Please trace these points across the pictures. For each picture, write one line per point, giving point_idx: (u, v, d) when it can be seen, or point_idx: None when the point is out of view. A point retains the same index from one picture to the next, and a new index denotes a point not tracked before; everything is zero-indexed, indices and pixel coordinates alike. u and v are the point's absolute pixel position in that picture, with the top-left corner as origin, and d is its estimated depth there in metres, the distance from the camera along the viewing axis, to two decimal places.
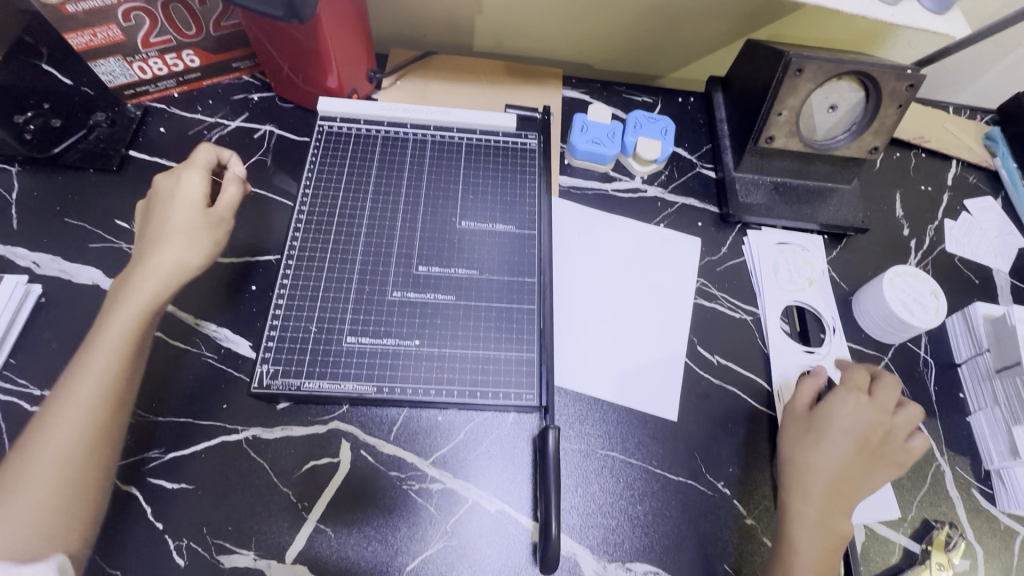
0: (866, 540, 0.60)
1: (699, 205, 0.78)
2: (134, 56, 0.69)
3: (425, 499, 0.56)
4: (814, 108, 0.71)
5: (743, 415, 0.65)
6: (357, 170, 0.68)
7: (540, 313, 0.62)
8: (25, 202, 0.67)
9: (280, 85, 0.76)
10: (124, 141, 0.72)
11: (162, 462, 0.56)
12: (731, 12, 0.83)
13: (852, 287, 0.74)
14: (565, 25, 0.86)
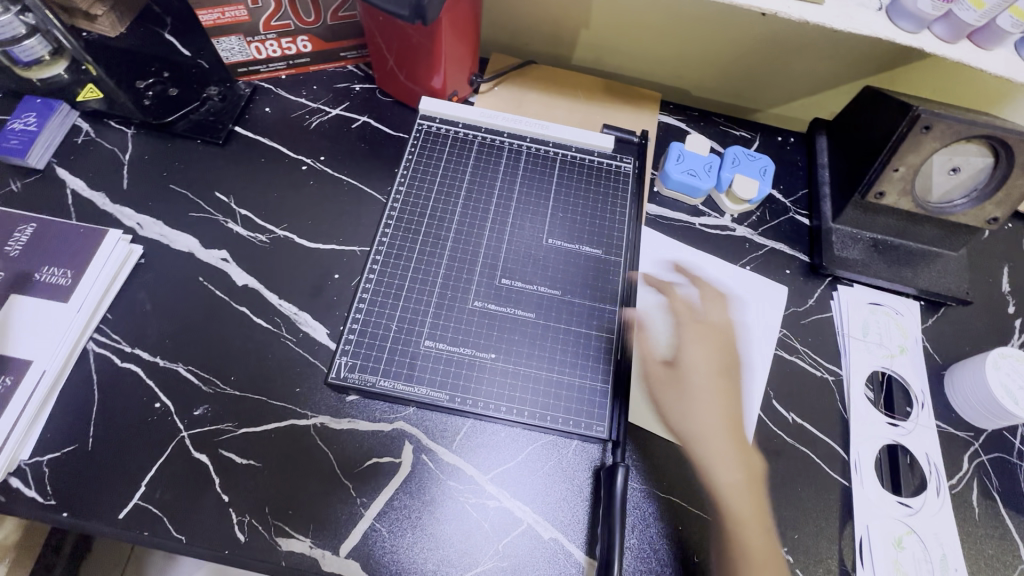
0: None
1: (788, 251, 0.75)
2: (253, 37, 0.71)
3: (481, 514, 0.56)
4: (933, 169, 0.66)
5: (814, 480, 0.62)
6: (451, 174, 0.69)
7: (618, 343, 0.61)
8: (136, 163, 0.70)
9: (383, 79, 0.77)
10: (232, 115, 0.74)
11: (233, 435, 0.57)
12: (849, 54, 0.79)
13: (945, 360, 0.70)
14: (670, 49, 0.84)
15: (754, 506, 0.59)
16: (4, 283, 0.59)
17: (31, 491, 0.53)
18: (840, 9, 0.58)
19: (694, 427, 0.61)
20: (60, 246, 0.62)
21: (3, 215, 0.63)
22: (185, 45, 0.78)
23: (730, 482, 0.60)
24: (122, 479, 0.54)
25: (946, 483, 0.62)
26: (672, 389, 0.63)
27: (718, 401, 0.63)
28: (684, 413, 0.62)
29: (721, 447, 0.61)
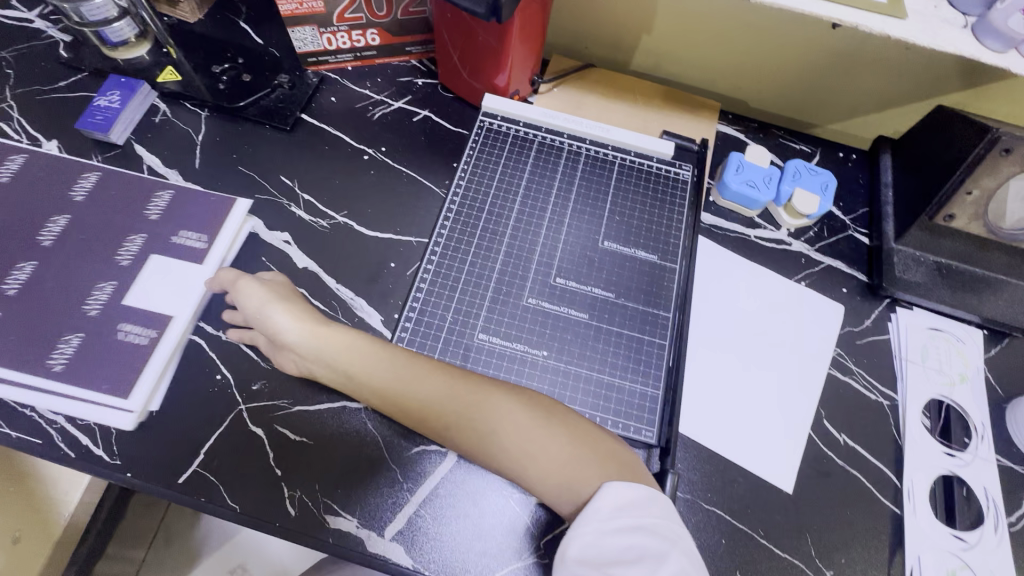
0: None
1: (846, 270, 0.74)
2: (326, 28, 0.73)
3: (524, 510, 0.56)
4: (1010, 195, 0.63)
5: (863, 504, 0.60)
6: (510, 171, 0.70)
7: (670, 349, 0.61)
8: (209, 145, 0.73)
9: (446, 75, 0.79)
10: (300, 103, 0.76)
11: (287, 412, 0.59)
12: (921, 71, 0.77)
13: (1008, 393, 0.67)
14: (734, 59, 0.83)
15: (530, 427, 0.51)
16: (147, 245, 0.64)
17: (99, 450, 0.55)
18: (925, 24, 0.56)
19: (403, 394, 0.54)
20: (194, 212, 0.66)
21: (142, 180, 0.68)
22: (259, 34, 0.80)
23: (495, 434, 0.51)
24: (185, 446, 0.56)
25: (1005, 520, 0.60)
26: (413, 364, 0.56)
27: (397, 363, 0.56)
28: (367, 364, 0.56)
29: (456, 402, 0.53)
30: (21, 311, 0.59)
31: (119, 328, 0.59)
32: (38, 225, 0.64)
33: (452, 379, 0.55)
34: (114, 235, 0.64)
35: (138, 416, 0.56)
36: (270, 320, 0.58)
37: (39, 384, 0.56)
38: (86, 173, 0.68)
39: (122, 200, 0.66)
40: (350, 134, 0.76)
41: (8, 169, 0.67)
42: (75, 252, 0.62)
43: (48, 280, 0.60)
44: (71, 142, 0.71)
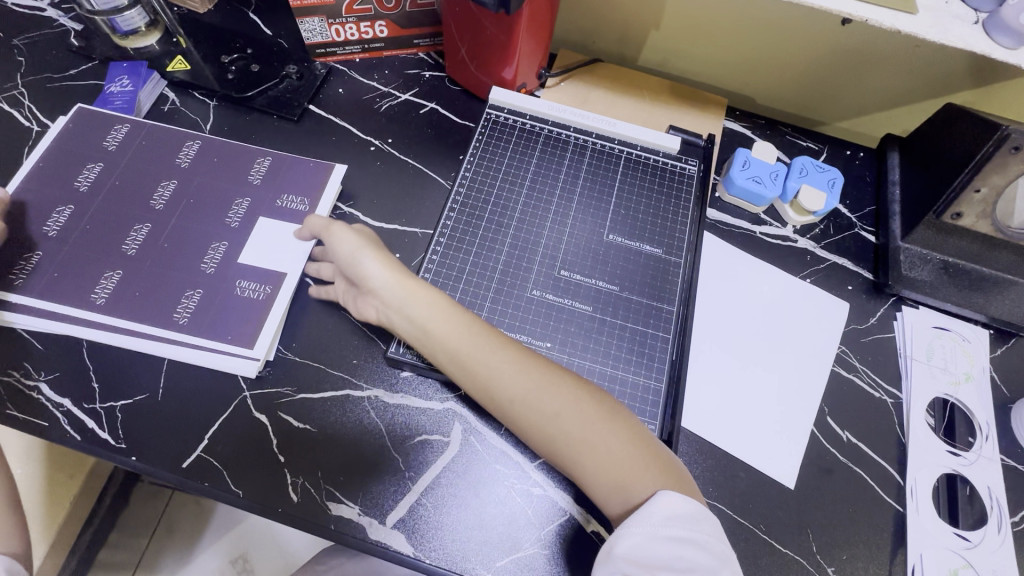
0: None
1: (852, 268, 0.73)
2: (335, 19, 0.74)
3: (525, 500, 0.56)
4: (1019, 192, 0.63)
5: (866, 501, 0.60)
6: (515, 164, 0.70)
7: (674, 343, 0.61)
8: (216, 134, 0.73)
9: (454, 67, 0.79)
10: (308, 94, 0.77)
11: (291, 400, 0.59)
12: (931, 69, 0.77)
13: (1014, 393, 0.67)
14: (742, 55, 0.83)
15: (592, 421, 0.51)
16: (253, 207, 0.66)
17: (105, 434, 0.56)
18: (935, 20, 0.56)
19: (472, 361, 0.53)
20: (295, 177, 0.69)
21: (245, 149, 0.71)
22: (268, 25, 0.81)
23: (561, 415, 0.51)
24: (189, 431, 0.56)
25: (1009, 520, 0.59)
26: (491, 333, 0.55)
27: (472, 330, 0.55)
28: (444, 324, 0.55)
29: (526, 377, 0.52)
30: (145, 270, 0.61)
31: (237, 284, 0.62)
32: (149, 189, 0.66)
33: (523, 358, 0.53)
34: (220, 198, 0.66)
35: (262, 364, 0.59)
36: (361, 267, 0.58)
37: (163, 335, 0.59)
38: (189, 141, 0.70)
39: (226, 167, 0.69)
40: (357, 125, 0.76)
41: (115, 137, 0.69)
42: (185, 214, 0.65)
43: (164, 240, 0.63)
44: None
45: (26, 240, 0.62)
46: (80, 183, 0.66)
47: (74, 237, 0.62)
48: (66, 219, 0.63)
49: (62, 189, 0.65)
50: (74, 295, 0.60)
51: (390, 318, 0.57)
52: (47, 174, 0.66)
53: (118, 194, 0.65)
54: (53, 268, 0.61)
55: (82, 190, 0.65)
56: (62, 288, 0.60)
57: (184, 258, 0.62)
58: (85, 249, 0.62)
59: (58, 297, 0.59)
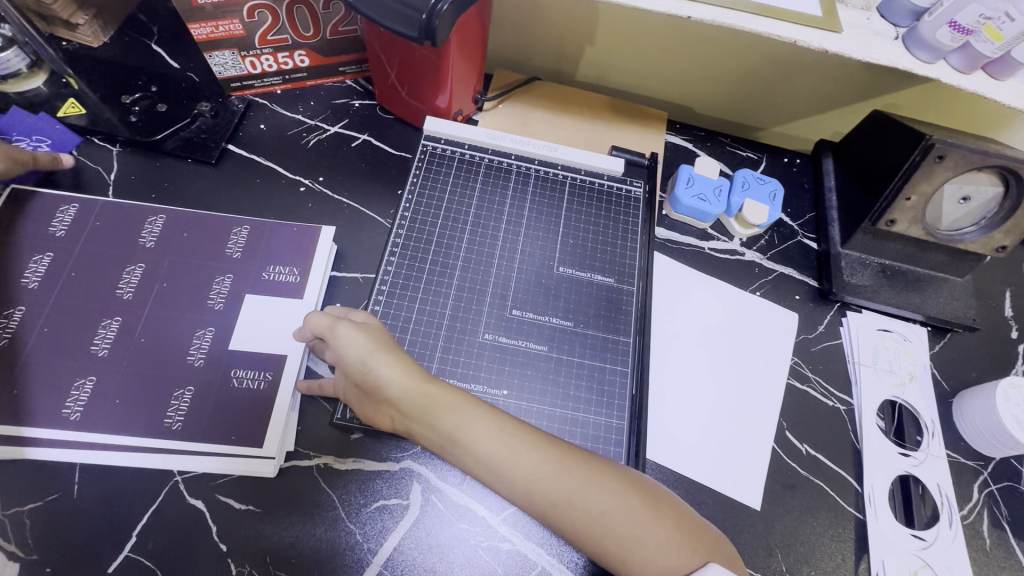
0: None
1: (797, 276, 0.75)
2: (248, 51, 0.68)
3: (494, 557, 0.54)
4: (944, 198, 0.66)
5: (828, 513, 0.61)
6: (457, 199, 0.67)
7: (634, 377, 0.60)
8: (122, 184, 0.66)
9: (384, 95, 0.74)
10: (225, 133, 0.70)
11: (230, 479, 0.54)
12: (856, 75, 0.79)
13: (953, 388, 0.69)
14: (679, 67, 0.82)
15: (630, 513, 0.46)
16: (238, 284, 0.60)
17: (11, 546, 0.49)
18: (859, 38, 0.57)
19: (509, 469, 0.48)
20: (279, 245, 0.63)
21: (217, 218, 0.64)
22: (175, 57, 0.74)
23: (603, 514, 0.46)
24: (113, 531, 0.50)
25: (958, 514, 0.62)
26: (522, 432, 0.49)
27: (503, 431, 0.49)
28: (475, 430, 0.49)
29: (567, 477, 0.47)
30: (123, 372, 0.54)
31: (232, 374, 0.56)
32: (113, 278, 0.59)
33: (559, 455, 0.49)
34: (199, 279, 0.60)
35: (278, 462, 0.54)
36: (372, 375, 0.50)
37: (155, 444, 0.52)
38: (152, 217, 0.63)
39: (198, 241, 0.62)
40: (281, 164, 0.70)
41: (63, 221, 0.61)
42: (160, 301, 0.58)
43: (140, 335, 0.56)
44: None
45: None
46: (29, 279, 0.57)
47: (32, 344, 0.55)
48: (17, 324, 0.55)
49: (7, 289, 0.57)
50: (41, 412, 0.52)
51: (411, 427, 0.51)
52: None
53: (77, 287, 0.58)
54: (12, 383, 0.53)
55: (33, 287, 0.57)
56: (24, 405, 0.52)
57: (163, 352, 0.56)
58: (47, 354, 0.54)
59: (23, 417, 0.52)
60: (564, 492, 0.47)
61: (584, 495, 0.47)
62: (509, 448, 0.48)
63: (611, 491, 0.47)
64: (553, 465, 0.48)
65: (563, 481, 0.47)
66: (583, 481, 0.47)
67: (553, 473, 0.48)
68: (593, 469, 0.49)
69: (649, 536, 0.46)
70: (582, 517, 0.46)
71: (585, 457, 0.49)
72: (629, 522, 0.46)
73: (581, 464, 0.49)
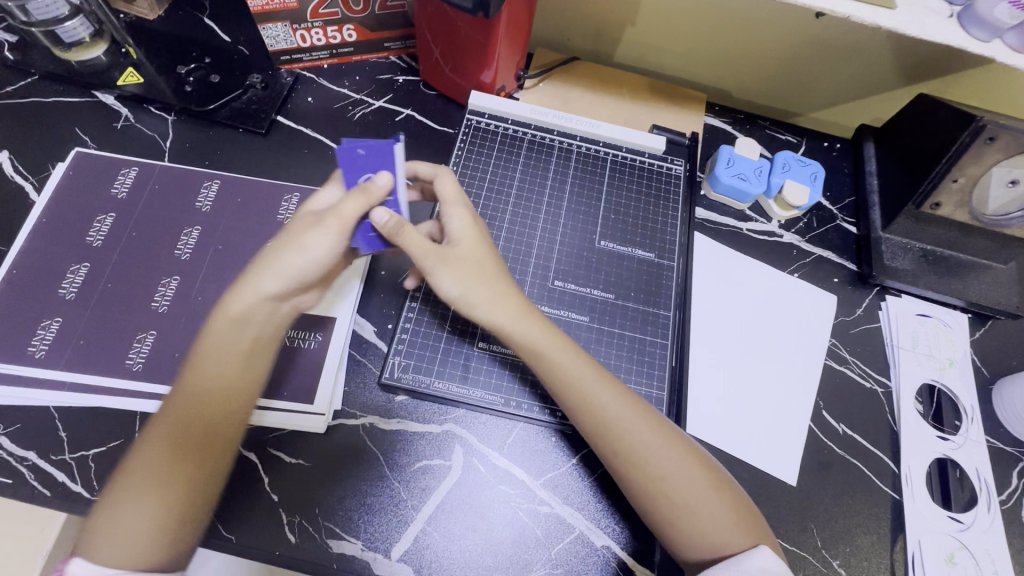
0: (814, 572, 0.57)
1: (836, 260, 0.74)
2: (299, 24, 0.69)
3: (533, 519, 0.55)
4: (992, 182, 0.64)
5: (864, 491, 0.61)
6: (501, 170, 0.68)
7: (673, 350, 0.61)
8: (177, 151, 0.68)
9: (428, 71, 0.75)
10: (274, 104, 0.72)
11: (280, 433, 0.56)
12: (902, 59, 0.78)
13: (993, 374, 0.69)
14: (720, 49, 0.82)
15: (694, 481, 0.49)
16: None
17: (78, 486, 0.51)
18: (913, 15, 0.56)
19: (600, 412, 0.51)
20: None
21: (269, 186, 0.66)
22: (226, 31, 0.76)
23: (670, 475, 0.49)
24: None
25: (997, 499, 0.62)
26: (613, 384, 0.53)
27: (596, 375, 0.53)
28: (567, 367, 0.53)
29: (639, 433, 0.50)
30: (181, 328, 0.57)
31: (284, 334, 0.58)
32: (171, 239, 0.61)
33: (640, 408, 0.52)
34: (252, 243, 0.62)
35: (327, 418, 0.56)
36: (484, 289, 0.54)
37: None
38: (206, 183, 0.65)
39: (252, 207, 0.64)
40: (327, 136, 0.72)
41: (124, 183, 0.64)
42: (215, 262, 0.61)
43: (197, 294, 0.59)
44: (25, 152, 0.66)
45: (42, 307, 0.56)
46: (93, 238, 0.60)
47: (96, 299, 0.57)
48: (83, 279, 0.58)
49: (73, 247, 0.60)
50: (104, 362, 0.55)
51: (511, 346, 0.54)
52: (53, 230, 0.60)
53: (138, 246, 0.60)
54: (77, 335, 0.56)
55: (97, 245, 0.60)
56: (87, 355, 0.55)
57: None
58: (110, 309, 0.57)
59: (86, 366, 0.55)
60: (638, 444, 0.50)
61: (659, 450, 0.50)
62: (600, 393, 0.52)
63: (682, 458, 0.50)
64: (636, 415, 0.51)
65: (643, 433, 0.51)
66: (660, 441, 0.50)
67: (636, 422, 0.51)
68: (670, 431, 0.52)
69: (704, 508, 0.49)
70: (646, 475, 0.49)
71: (660, 420, 0.53)
72: (689, 490, 0.49)
73: (660, 426, 0.52)
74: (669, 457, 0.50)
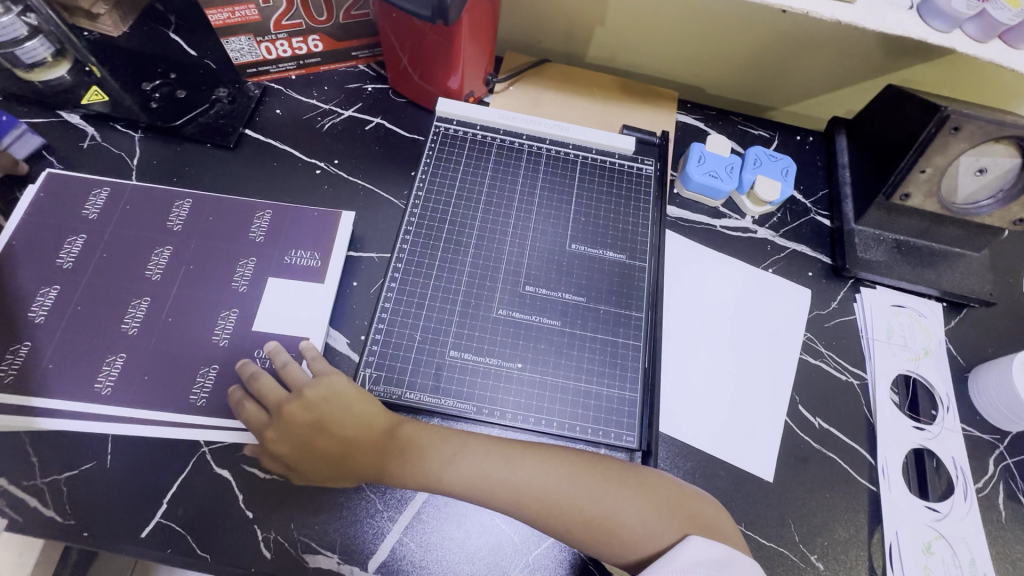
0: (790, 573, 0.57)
1: (810, 253, 0.74)
2: (264, 37, 0.69)
3: (510, 526, 0.55)
4: (960, 170, 0.64)
5: (841, 484, 0.61)
6: (469, 177, 0.68)
7: (646, 351, 0.61)
8: (145, 169, 0.68)
9: (396, 78, 0.75)
10: (242, 118, 0.72)
11: (255, 449, 0.55)
12: (870, 51, 0.78)
13: (968, 362, 0.69)
14: (690, 46, 0.82)
15: (608, 500, 0.50)
16: (261, 264, 0.62)
17: (50, 512, 0.51)
18: (872, 9, 0.56)
19: (508, 487, 0.50)
20: (300, 227, 0.65)
21: (241, 201, 0.66)
22: (192, 45, 0.75)
23: (603, 514, 0.49)
24: (143, 499, 0.52)
25: (973, 487, 0.62)
26: (500, 450, 0.52)
27: (489, 448, 0.52)
28: (454, 449, 0.52)
29: (554, 487, 0.50)
30: (150, 348, 0.57)
31: (252, 351, 0.58)
32: (142, 257, 0.61)
33: (543, 459, 0.52)
34: (223, 259, 0.62)
35: None
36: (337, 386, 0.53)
37: (182, 414, 0.54)
38: (178, 199, 0.65)
39: (223, 224, 0.64)
40: (296, 147, 0.72)
41: (95, 204, 0.63)
42: (187, 280, 0.60)
43: (168, 313, 0.58)
44: None
45: (13, 331, 0.56)
46: (63, 259, 0.60)
47: (67, 321, 0.57)
48: (53, 301, 0.58)
49: (44, 270, 0.59)
50: (75, 388, 0.54)
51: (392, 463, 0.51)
52: (21, 254, 0.60)
53: (108, 268, 0.60)
54: (47, 358, 0.55)
55: (68, 267, 0.60)
56: (58, 380, 0.55)
57: (191, 328, 0.58)
58: (80, 331, 0.57)
59: (56, 391, 0.54)
60: (553, 502, 0.50)
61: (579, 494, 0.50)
62: (493, 459, 0.51)
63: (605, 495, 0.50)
64: (540, 478, 0.51)
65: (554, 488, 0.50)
66: (574, 490, 0.50)
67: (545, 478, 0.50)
68: (588, 468, 0.52)
69: (653, 529, 0.49)
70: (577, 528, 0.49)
71: (575, 463, 0.52)
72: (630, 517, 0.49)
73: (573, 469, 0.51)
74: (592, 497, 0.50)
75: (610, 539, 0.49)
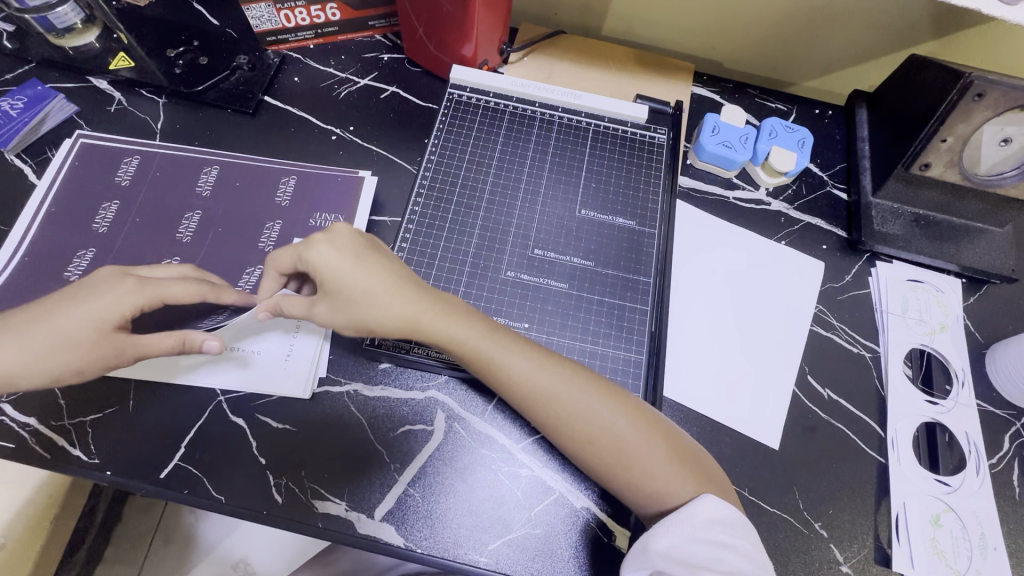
0: (792, 539, 0.57)
1: (825, 227, 0.73)
2: (283, 4, 0.71)
3: (514, 482, 0.56)
4: (982, 140, 0.62)
5: (849, 455, 0.61)
6: (481, 144, 0.68)
7: (653, 315, 0.61)
8: (168, 132, 0.70)
9: (411, 47, 0.76)
10: (261, 85, 0.74)
11: (269, 400, 0.57)
12: (893, 22, 0.76)
13: (987, 339, 0.68)
14: (707, 18, 0.81)
15: (618, 421, 0.51)
16: (279, 224, 0.64)
17: (76, 450, 0.54)
18: None
19: (522, 383, 0.52)
20: (317, 188, 0.67)
21: (260, 164, 0.68)
22: (215, 15, 0.77)
23: (610, 434, 0.51)
24: (163, 440, 0.55)
25: (987, 462, 0.61)
26: (530, 352, 0.53)
27: (511, 345, 0.53)
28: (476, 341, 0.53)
29: (571, 397, 0.52)
30: None
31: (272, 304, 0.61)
32: (170, 215, 0.63)
33: (563, 369, 0.53)
34: (243, 217, 0.64)
35: (312, 384, 0.58)
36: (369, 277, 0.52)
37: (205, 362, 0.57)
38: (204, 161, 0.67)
39: (245, 183, 0.66)
40: (312, 114, 0.73)
41: (127, 171, 0.66)
42: (209, 236, 0.63)
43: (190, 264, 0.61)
44: None
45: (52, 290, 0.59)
46: (98, 224, 0.62)
47: None
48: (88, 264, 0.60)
49: (81, 234, 0.62)
50: None
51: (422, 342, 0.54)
52: (62, 220, 0.62)
53: (140, 227, 0.63)
54: None
55: (102, 231, 0.62)
56: None
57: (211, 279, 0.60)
58: None
59: None
60: (566, 408, 0.51)
61: (591, 407, 0.51)
62: (514, 350, 0.53)
63: (616, 419, 0.51)
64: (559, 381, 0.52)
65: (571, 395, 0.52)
66: (591, 403, 0.52)
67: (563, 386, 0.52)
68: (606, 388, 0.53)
69: (656, 463, 0.50)
70: (581, 439, 0.51)
71: (596, 381, 0.54)
72: (636, 446, 0.51)
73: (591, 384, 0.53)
74: (604, 414, 0.51)
75: (612, 459, 0.51)
